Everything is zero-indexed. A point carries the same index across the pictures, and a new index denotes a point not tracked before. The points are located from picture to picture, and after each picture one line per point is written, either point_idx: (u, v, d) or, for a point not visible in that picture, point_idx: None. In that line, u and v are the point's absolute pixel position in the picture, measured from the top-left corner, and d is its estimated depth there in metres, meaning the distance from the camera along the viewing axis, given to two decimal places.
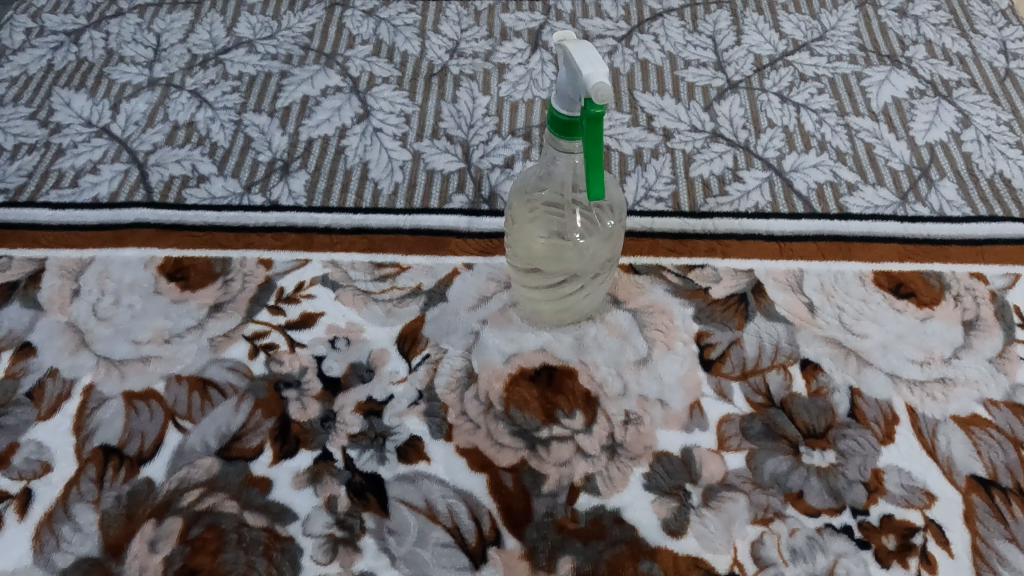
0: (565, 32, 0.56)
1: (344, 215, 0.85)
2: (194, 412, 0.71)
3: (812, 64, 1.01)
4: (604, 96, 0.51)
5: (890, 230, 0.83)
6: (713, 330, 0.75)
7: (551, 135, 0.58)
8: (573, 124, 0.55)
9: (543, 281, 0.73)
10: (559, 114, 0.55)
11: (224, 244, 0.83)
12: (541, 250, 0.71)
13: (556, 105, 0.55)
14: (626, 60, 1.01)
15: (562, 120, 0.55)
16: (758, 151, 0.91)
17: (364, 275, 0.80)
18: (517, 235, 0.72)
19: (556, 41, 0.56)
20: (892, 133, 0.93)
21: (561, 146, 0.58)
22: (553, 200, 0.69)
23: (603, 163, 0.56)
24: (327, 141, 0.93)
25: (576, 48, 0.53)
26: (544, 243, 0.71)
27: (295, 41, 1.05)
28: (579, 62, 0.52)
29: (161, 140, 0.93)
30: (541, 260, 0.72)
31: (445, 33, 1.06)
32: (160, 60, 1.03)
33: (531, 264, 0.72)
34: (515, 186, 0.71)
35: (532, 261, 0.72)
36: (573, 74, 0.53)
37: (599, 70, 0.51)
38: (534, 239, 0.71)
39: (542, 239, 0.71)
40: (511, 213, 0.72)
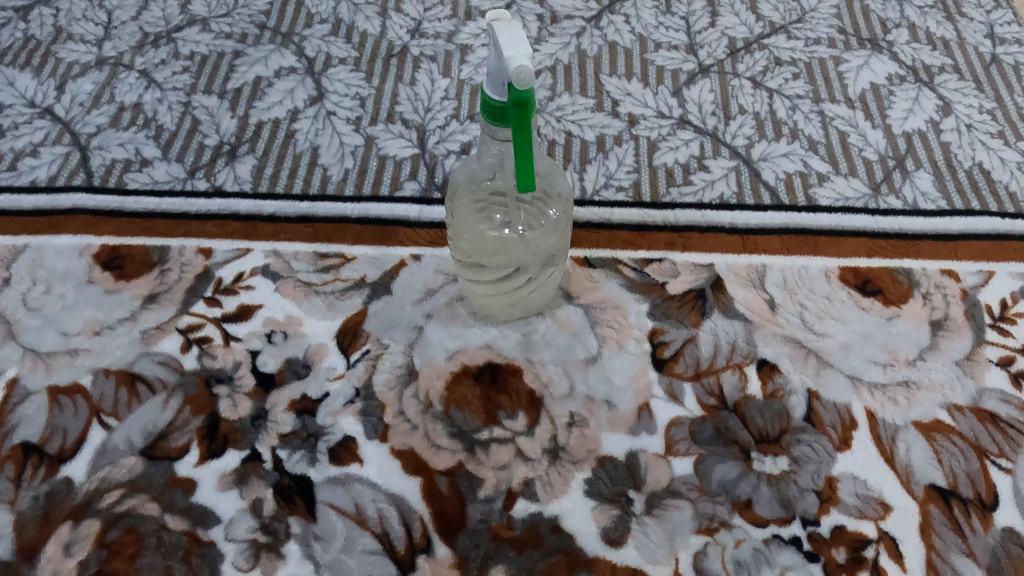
0: (499, 9, 0.51)
1: (290, 202, 0.82)
2: (120, 409, 0.68)
3: (789, 48, 0.96)
4: (526, 81, 0.47)
5: (860, 224, 0.79)
6: (668, 327, 0.72)
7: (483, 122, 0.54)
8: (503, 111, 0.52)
9: (488, 274, 0.70)
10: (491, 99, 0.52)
11: (164, 232, 0.80)
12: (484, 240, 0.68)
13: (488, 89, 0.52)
14: (594, 42, 0.97)
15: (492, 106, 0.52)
16: (726, 139, 0.87)
17: (307, 266, 0.77)
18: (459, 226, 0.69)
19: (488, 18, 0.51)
20: (868, 121, 0.88)
21: (494, 134, 0.55)
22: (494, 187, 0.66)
23: (532, 155, 0.52)
24: (277, 124, 0.89)
25: (503, 29, 0.49)
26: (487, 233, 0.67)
27: (250, 20, 1.00)
28: (505, 46, 0.48)
29: (106, 122, 0.89)
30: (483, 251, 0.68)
31: (407, 12, 1.01)
32: (110, 38, 0.99)
33: (474, 258, 0.69)
34: (456, 177, 0.68)
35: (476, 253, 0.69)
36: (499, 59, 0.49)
37: (521, 57, 0.47)
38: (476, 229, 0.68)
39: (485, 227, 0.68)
40: (451, 204, 0.69)
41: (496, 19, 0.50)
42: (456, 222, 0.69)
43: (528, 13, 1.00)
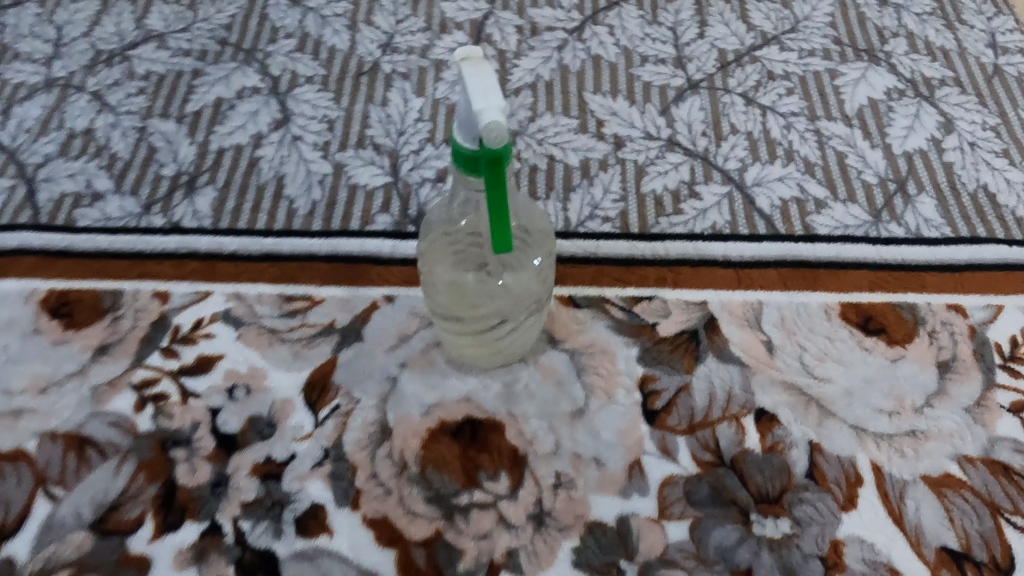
0: (470, 46, 0.46)
1: (253, 238, 0.76)
2: (67, 477, 0.62)
3: (782, 60, 0.91)
4: (500, 138, 0.42)
5: (861, 254, 0.74)
6: (659, 374, 0.67)
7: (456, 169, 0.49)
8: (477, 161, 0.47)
9: (468, 322, 0.64)
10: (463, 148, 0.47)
11: (117, 273, 0.74)
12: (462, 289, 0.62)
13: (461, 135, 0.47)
14: (577, 56, 0.91)
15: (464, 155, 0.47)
16: (718, 162, 0.82)
17: (271, 310, 0.71)
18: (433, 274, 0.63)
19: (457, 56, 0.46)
20: (867, 140, 0.83)
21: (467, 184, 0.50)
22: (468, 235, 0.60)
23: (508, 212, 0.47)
24: (239, 151, 0.83)
25: (474, 74, 0.43)
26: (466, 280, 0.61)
27: (210, 35, 0.94)
28: (476, 96, 0.42)
29: (54, 152, 0.83)
30: (461, 299, 0.63)
31: (378, 24, 0.95)
32: (60, 57, 0.92)
33: (453, 308, 0.64)
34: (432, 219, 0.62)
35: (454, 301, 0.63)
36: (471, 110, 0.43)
37: (494, 112, 0.42)
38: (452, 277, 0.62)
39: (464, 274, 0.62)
40: (425, 247, 0.63)
41: (467, 59, 0.45)
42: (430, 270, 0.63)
43: (506, 25, 0.94)
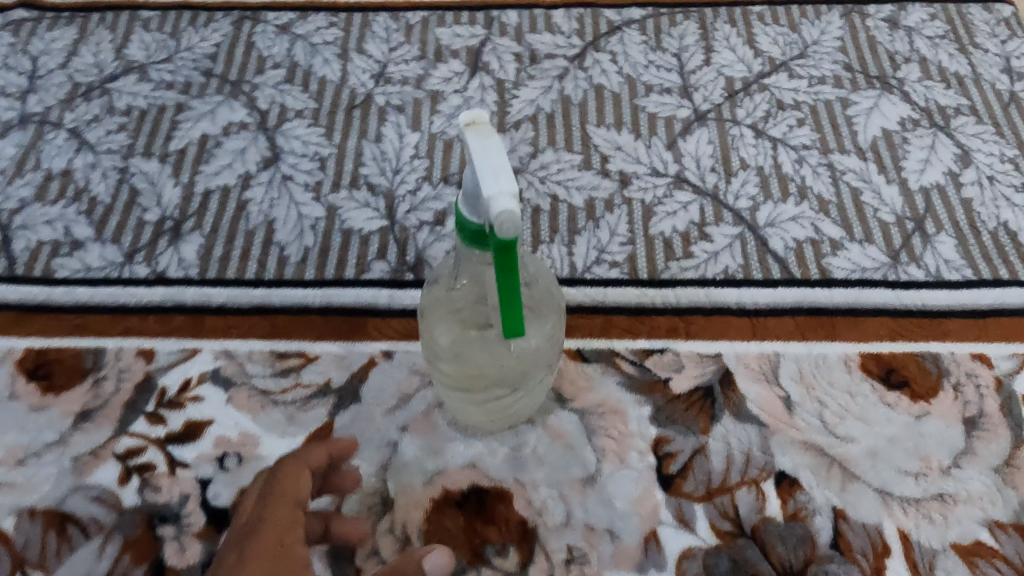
0: (476, 110, 0.41)
1: (242, 288, 0.72)
2: (48, 559, 0.59)
3: (792, 89, 0.87)
4: (512, 226, 0.38)
5: (880, 299, 0.71)
6: (672, 435, 0.64)
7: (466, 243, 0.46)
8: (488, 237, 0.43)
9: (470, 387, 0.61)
10: (474, 225, 0.43)
11: (98, 330, 0.70)
12: (465, 352, 0.58)
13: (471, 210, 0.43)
14: (578, 85, 0.87)
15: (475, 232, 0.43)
16: (728, 200, 0.78)
17: (263, 369, 0.68)
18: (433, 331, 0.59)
19: (463, 122, 0.41)
20: (882, 175, 0.80)
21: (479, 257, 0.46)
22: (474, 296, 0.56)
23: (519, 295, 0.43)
24: (227, 193, 0.79)
25: (482, 153, 0.39)
26: (469, 347, 0.58)
27: (194, 65, 0.89)
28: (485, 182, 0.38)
29: (30, 196, 0.79)
30: (463, 365, 0.59)
31: (370, 52, 0.90)
32: (35, 91, 0.87)
33: (454, 373, 0.60)
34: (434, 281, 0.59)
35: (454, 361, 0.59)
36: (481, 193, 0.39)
37: (505, 201, 0.38)
38: (454, 338, 0.58)
39: (467, 338, 0.58)
40: (426, 309, 0.60)
41: (473, 130, 0.40)
42: (431, 327, 0.59)
43: (504, 53, 0.90)
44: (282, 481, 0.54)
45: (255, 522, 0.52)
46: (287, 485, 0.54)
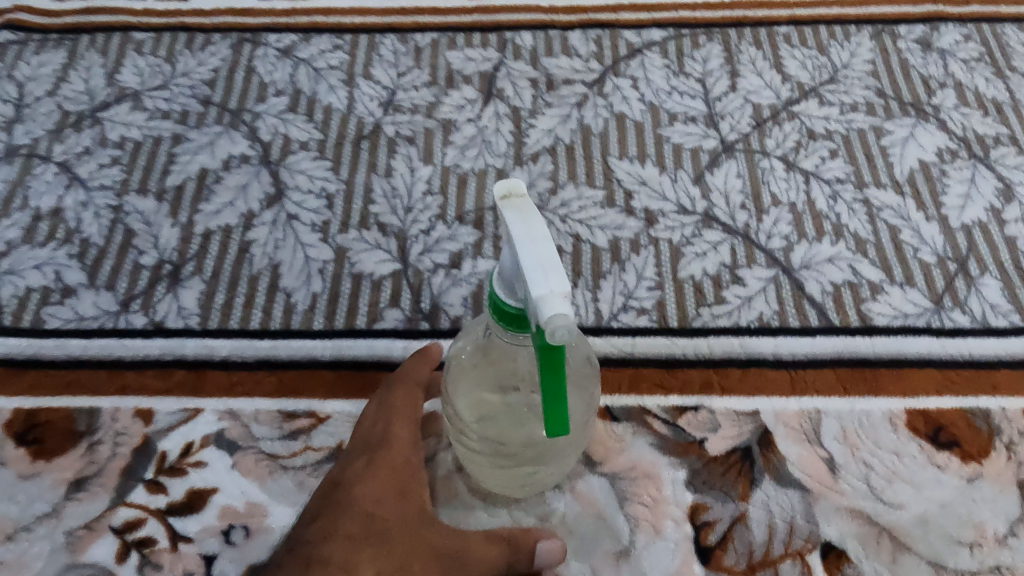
0: (512, 179, 0.37)
1: (247, 340, 0.68)
2: None
3: (822, 117, 0.83)
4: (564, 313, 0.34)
5: (924, 349, 0.67)
6: (710, 501, 0.60)
7: (496, 321, 0.41)
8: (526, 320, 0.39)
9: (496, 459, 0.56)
10: (509, 306, 0.39)
11: (93, 387, 0.65)
12: (486, 424, 0.54)
13: (505, 290, 0.39)
14: (598, 114, 0.83)
15: (512, 314, 0.39)
16: (760, 240, 0.74)
17: (271, 430, 0.63)
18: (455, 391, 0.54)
19: (497, 193, 0.37)
20: (920, 211, 0.76)
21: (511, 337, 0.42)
22: (504, 370, 0.51)
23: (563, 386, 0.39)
24: (228, 234, 0.74)
25: (525, 235, 0.35)
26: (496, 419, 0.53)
27: (191, 93, 0.84)
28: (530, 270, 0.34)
29: (18, 237, 0.74)
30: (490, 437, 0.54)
31: (378, 78, 0.86)
32: (22, 120, 0.82)
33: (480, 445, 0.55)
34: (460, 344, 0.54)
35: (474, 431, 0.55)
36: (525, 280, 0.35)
37: (554, 297, 0.33)
38: (476, 407, 0.53)
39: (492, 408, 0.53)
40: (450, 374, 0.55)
41: (512, 204, 0.37)
42: (452, 388, 0.54)
43: (519, 78, 0.86)
44: (395, 398, 0.60)
45: (381, 437, 0.59)
46: (403, 402, 0.60)
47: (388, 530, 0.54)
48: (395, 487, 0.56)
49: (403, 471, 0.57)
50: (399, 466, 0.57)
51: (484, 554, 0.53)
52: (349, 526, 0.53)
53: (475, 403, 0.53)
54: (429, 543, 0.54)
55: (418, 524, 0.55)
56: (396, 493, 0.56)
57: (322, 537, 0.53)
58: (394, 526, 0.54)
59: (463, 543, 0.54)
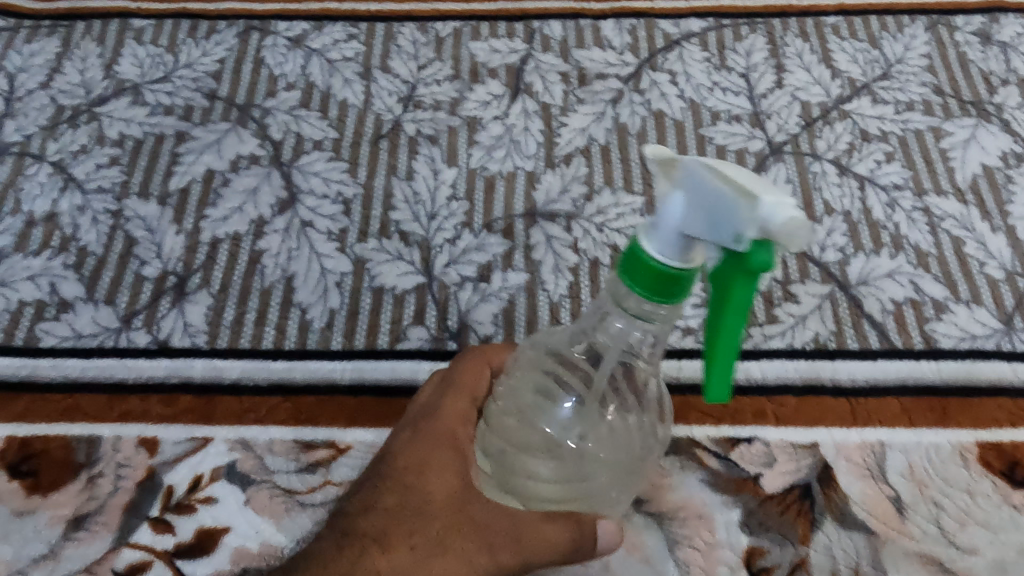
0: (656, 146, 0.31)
1: (259, 361, 0.62)
2: None
3: (876, 116, 0.77)
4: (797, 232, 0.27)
5: (996, 375, 0.62)
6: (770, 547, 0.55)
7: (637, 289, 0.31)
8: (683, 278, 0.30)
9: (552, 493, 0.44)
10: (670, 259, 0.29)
11: (92, 413, 0.60)
12: (540, 446, 0.43)
13: (663, 241, 0.29)
14: (635, 112, 0.77)
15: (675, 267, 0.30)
16: (814, 252, 0.68)
17: (287, 463, 0.58)
18: (502, 399, 0.45)
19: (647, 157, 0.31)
20: (985, 221, 0.70)
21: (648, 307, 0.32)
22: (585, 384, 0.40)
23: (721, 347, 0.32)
24: (238, 242, 0.68)
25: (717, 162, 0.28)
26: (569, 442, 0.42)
27: (196, 86, 0.78)
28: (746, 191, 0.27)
29: (10, 245, 0.68)
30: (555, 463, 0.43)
31: (396, 71, 0.80)
32: (13, 115, 0.76)
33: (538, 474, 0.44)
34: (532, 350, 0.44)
35: (519, 453, 0.44)
36: (735, 203, 0.27)
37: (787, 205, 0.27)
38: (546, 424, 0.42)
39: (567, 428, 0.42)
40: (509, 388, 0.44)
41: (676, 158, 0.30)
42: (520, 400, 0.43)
43: (549, 72, 0.79)
44: (460, 370, 0.51)
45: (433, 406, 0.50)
46: (467, 373, 0.51)
47: (423, 501, 0.46)
48: (445, 455, 0.47)
49: (456, 435, 0.48)
50: (450, 432, 0.48)
51: (548, 536, 0.43)
52: (389, 497, 0.47)
53: (529, 415, 0.43)
54: (472, 520, 0.45)
55: (465, 496, 0.46)
56: (441, 462, 0.47)
57: (360, 509, 0.47)
58: (437, 499, 0.46)
59: (515, 520, 0.44)
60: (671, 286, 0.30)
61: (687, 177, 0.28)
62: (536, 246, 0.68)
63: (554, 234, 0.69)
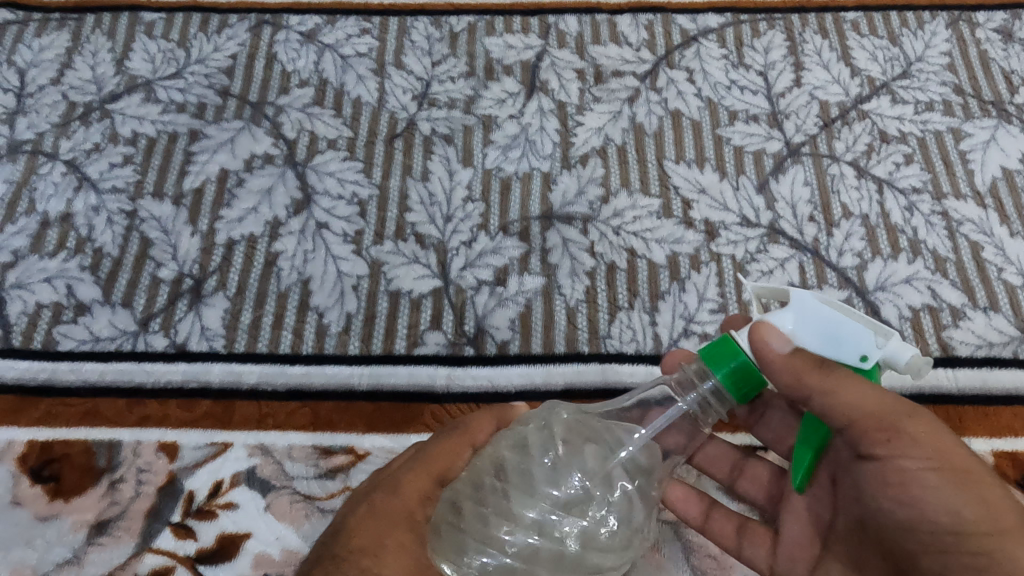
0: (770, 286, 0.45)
1: (277, 366, 0.63)
2: None
3: (896, 117, 0.76)
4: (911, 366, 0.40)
5: (1013, 383, 0.62)
6: (721, 513, 0.55)
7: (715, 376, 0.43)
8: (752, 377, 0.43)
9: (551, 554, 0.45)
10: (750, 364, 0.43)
11: (111, 418, 0.61)
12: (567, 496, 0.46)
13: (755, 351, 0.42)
14: (651, 111, 0.76)
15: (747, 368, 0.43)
16: (831, 257, 0.68)
17: (306, 469, 0.59)
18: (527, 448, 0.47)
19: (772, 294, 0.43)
20: (1005, 226, 0.70)
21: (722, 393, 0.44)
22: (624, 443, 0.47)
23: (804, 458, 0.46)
24: (253, 244, 0.68)
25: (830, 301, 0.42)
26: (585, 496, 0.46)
27: (208, 82, 0.77)
28: (864, 327, 0.41)
29: (25, 246, 0.68)
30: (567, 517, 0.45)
31: (410, 67, 0.79)
32: (25, 112, 0.75)
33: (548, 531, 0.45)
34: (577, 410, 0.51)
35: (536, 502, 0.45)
36: (849, 335, 0.41)
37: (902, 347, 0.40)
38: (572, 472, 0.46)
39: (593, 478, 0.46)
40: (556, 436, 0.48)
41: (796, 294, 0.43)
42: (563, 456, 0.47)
43: (564, 69, 0.79)
44: (434, 445, 0.50)
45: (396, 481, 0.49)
46: (441, 451, 0.49)
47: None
48: (401, 536, 0.47)
49: (415, 512, 0.47)
50: (409, 510, 0.48)
51: None
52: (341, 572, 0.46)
53: (549, 468, 0.46)
54: None
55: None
56: (398, 542, 0.46)
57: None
58: None
59: None
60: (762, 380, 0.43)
61: (809, 309, 0.42)
62: (552, 249, 0.68)
63: (571, 237, 0.69)
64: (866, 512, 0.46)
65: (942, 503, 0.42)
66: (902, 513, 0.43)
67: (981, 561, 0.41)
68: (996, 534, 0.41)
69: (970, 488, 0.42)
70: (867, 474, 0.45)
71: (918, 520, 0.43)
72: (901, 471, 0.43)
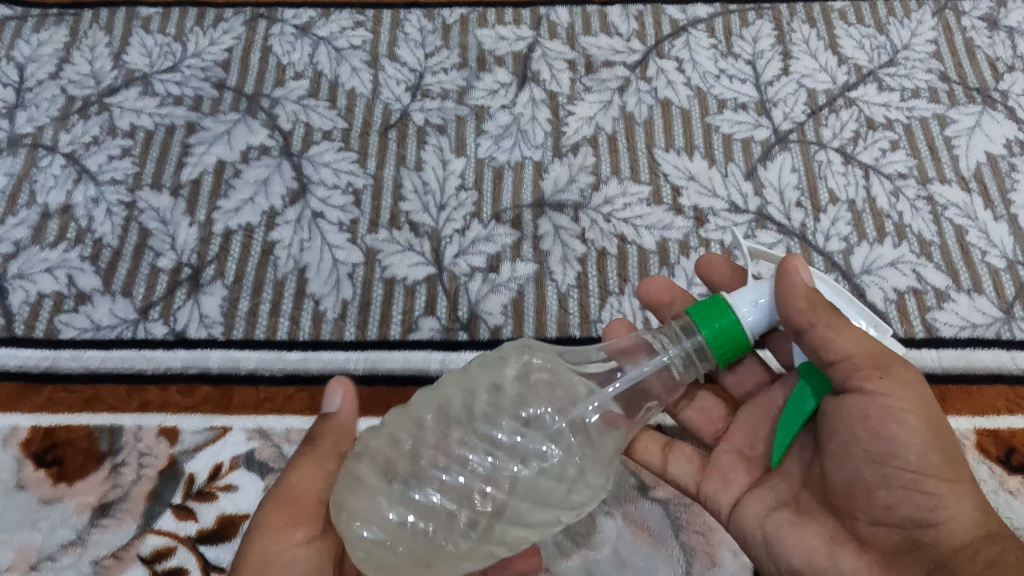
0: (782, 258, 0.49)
1: (274, 352, 0.64)
2: None
3: (882, 104, 0.77)
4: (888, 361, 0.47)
5: (995, 363, 0.63)
6: (649, 435, 0.56)
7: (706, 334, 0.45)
8: (738, 344, 0.45)
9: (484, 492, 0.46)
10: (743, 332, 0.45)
11: (112, 403, 0.62)
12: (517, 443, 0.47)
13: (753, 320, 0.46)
14: (641, 100, 0.77)
15: (738, 335, 0.45)
16: (818, 242, 0.69)
17: None
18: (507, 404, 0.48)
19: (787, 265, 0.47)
20: (988, 210, 0.71)
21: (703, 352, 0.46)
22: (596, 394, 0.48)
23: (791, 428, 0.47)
24: (251, 233, 0.69)
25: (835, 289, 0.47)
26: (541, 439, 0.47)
27: (205, 76, 0.78)
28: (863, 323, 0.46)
29: (26, 237, 0.69)
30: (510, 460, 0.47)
31: (404, 59, 0.80)
32: (24, 106, 0.76)
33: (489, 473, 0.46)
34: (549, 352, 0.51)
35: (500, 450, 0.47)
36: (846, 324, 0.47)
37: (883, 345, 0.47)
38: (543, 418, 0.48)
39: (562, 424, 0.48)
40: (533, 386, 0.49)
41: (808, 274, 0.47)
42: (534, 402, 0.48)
43: (555, 59, 0.80)
44: None
45: None
46: None
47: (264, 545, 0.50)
48: None
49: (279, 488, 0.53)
50: None
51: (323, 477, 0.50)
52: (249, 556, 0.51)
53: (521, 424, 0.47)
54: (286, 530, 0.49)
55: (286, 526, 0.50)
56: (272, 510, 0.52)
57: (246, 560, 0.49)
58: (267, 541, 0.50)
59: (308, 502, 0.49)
60: (745, 345, 0.46)
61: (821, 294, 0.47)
62: (544, 236, 0.69)
63: (562, 224, 0.70)
64: (836, 442, 0.45)
65: (916, 444, 0.43)
66: (874, 447, 0.43)
67: (930, 501, 0.43)
68: (946, 481, 0.43)
69: (939, 438, 0.44)
70: (848, 406, 0.44)
71: (888, 455, 0.43)
72: (878, 406, 0.43)
